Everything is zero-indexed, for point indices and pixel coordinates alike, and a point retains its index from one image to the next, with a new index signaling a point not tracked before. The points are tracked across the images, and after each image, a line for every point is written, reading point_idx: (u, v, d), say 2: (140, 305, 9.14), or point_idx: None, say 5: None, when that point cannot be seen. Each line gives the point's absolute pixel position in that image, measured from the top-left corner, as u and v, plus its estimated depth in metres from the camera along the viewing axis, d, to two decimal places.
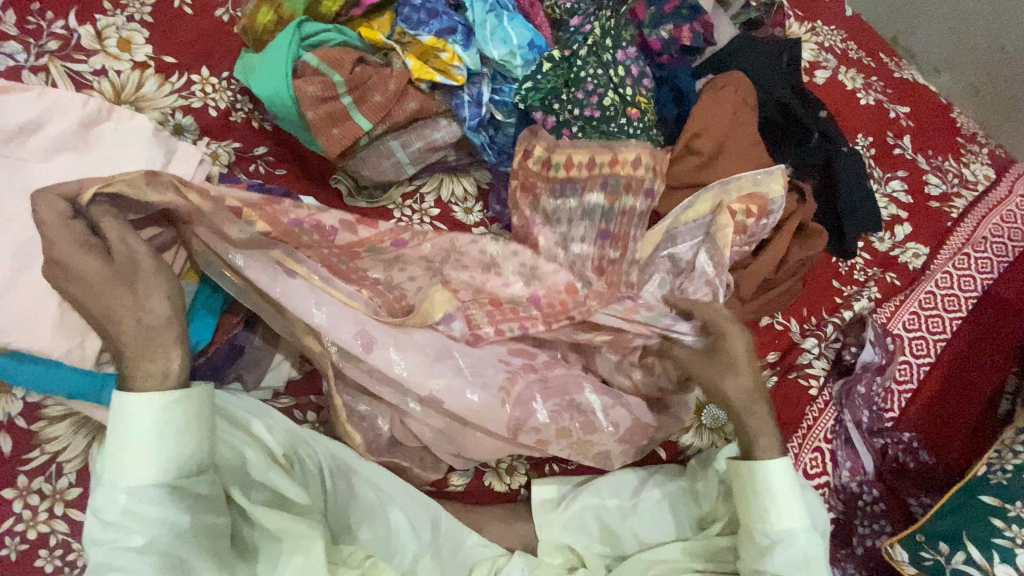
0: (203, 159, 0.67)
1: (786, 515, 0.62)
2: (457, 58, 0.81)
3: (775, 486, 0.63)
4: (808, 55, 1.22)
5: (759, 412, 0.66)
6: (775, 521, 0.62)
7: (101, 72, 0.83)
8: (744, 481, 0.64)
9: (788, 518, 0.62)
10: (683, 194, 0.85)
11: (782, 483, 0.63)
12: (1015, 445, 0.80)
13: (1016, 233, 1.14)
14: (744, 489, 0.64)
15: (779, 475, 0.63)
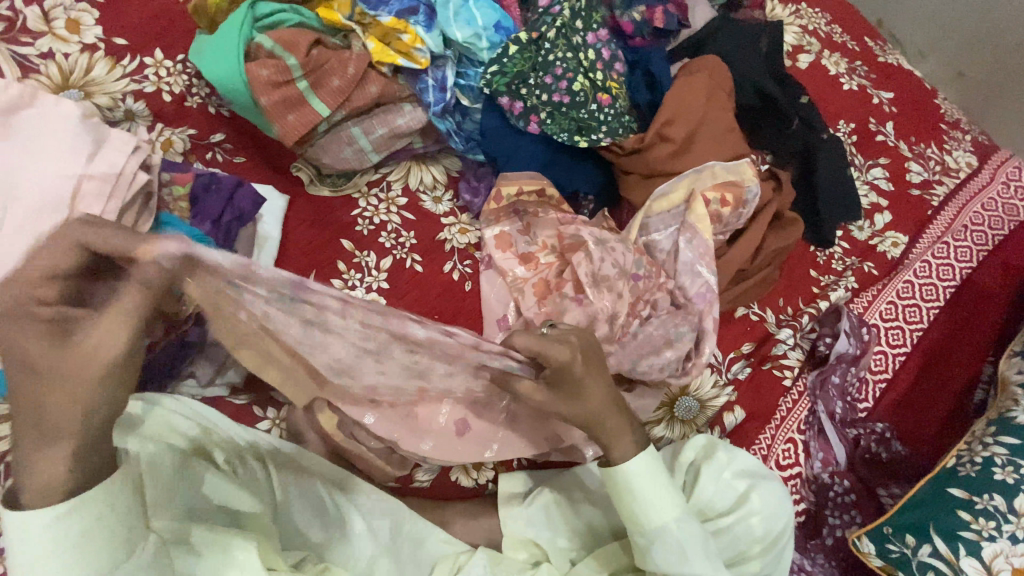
0: (140, 146, 0.62)
1: (657, 509, 0.61)
2: (419, 40, 0.77)
3: (640, 482, 0.61)
4: (791, 38, 1.20)
5: (609, 423, 0.61)
6: (643, 517, 0.61)
7: (48, 55, 0.79)
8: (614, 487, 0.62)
9: (659, 512, 0.60)
10: (657, 181, 0.84)
11: (644, 478, 0.61)
12: (985, 437, 0.80)
13: (996, 221, 1.13)
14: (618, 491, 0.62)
15: (643, 474, 0.61)
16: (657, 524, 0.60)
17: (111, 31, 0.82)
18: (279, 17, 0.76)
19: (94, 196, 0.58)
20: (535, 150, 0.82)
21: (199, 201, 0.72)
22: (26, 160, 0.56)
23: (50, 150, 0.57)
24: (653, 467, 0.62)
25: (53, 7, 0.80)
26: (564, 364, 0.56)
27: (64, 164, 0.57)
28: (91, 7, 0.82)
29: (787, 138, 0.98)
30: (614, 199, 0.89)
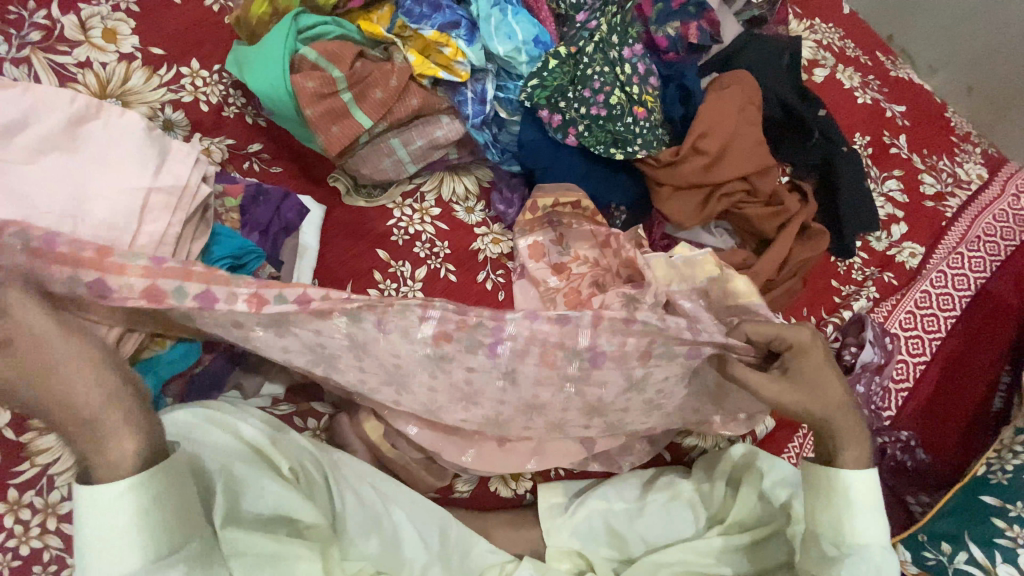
0: (202, 159, 0.62)
1: (867, 525, 0.60)
2: (460, 53, 0.78)
3: (863, 496, 0.60)
4: (807, 53, 1.22)
5: (841, 426, 0.61)
6: (852, 533, 0.60)
7: (85, 64, 0.79)
8: (822, 487, 0.62)
9: (866, 527, 0.59)
10: (687, 193, 0.85)
11: (861, 488, 0.60)
12: (1015, 445, 0.82)
13: (1008, 232, 1.15)
14: (820, 491, 0.62)
15: (862, 484, 0.60)
16: (861, 540, 0.59)
17: (148, 41, 0.82)
18: (321, 29, 0.76)
19: (160, 208, 0.58)
20: (573, 161, 0.83)
21: (249, 212, 0.73)
22: (95, 173, 0.57)
23: (119, 163, 0.58)
24: (872, 483, 0.61)
25: (91, 17, 0.80)
26: (801, 347, 0.61)
27: (131, 177, 0.57)
28: (128, 18, 0.82)
29: (809, 150, 1.00)
30: (644, 210, 0.91)
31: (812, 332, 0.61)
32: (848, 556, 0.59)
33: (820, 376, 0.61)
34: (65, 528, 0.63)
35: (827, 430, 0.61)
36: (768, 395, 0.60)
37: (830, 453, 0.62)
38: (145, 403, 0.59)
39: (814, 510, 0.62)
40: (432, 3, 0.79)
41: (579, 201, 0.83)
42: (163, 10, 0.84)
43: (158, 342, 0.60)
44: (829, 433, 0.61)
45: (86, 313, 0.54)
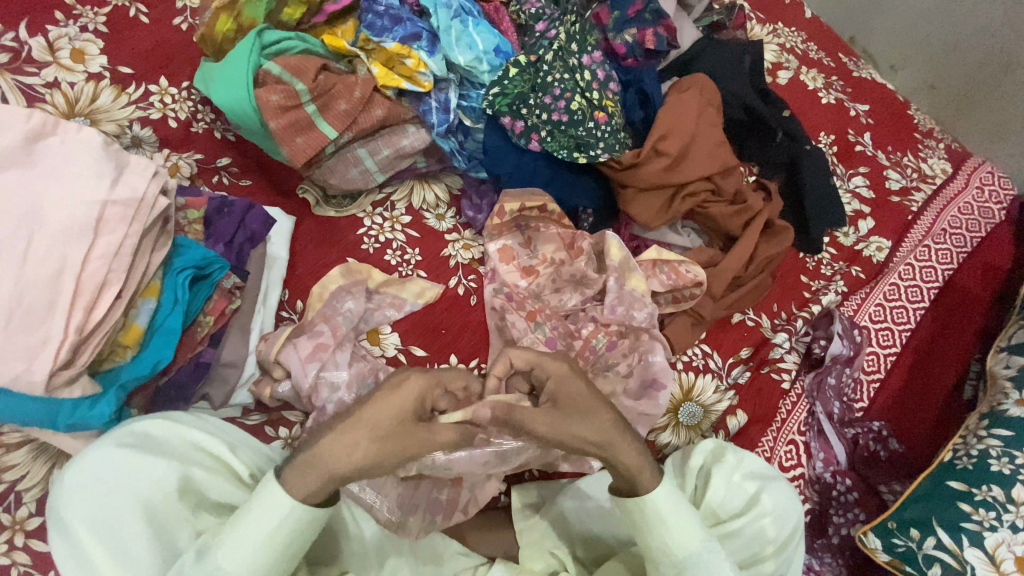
0: (159, 172, 0.63)
1: (683, 534, 0.61)
2: (422, 64, 0.80)
3: (672, 511, 0.61)
4: (770, 56, 1.25)
5: (617, 446, 0.60)
6: (674, 548, 0.61)
7: (53, 85, 0.79)
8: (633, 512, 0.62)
9: (683, 542, 0.60)
10: (650, 194, 0.87)
11: (666, 502, 0.61)
12: (979, 431, 0.83)
13: (973, 224, 1.18)
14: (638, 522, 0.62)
15: (666, 499, 0.61)
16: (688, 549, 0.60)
17: (116, 61, 0.83)
18: (285, 44, 0.78)
19: (117, 220, 0.59)
20: (538, 166, 0.84)
21: (212, 224, 0.74)
22: (51, 187, 0.58)
23: (75, 177, 0.59)
24: (675, 491, 0.62)
25: (59, 38, 0.81)
26: (556, 377, 0.63)
27: (87, 190, 0.58)
28: (97, 38, 0.83)
29: (773, 149, 1.02)
30: (611, 213, 0.93)
31: (565, 366, 0.64)
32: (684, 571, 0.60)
33: (584, 403, 0.61)
34: (32, 543, 0.62)
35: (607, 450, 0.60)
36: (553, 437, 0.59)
37: (623, 478, 0.61)
38: (106, 411, 0.60)
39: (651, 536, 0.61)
40: (393, 16, 0.81)
41: (545, 205, 0.85)
42: (132, 30, 0.85)
43: (119, 353, 0.63)
44: (607, 458, 0.61)
45: (40, 325, 0.55)
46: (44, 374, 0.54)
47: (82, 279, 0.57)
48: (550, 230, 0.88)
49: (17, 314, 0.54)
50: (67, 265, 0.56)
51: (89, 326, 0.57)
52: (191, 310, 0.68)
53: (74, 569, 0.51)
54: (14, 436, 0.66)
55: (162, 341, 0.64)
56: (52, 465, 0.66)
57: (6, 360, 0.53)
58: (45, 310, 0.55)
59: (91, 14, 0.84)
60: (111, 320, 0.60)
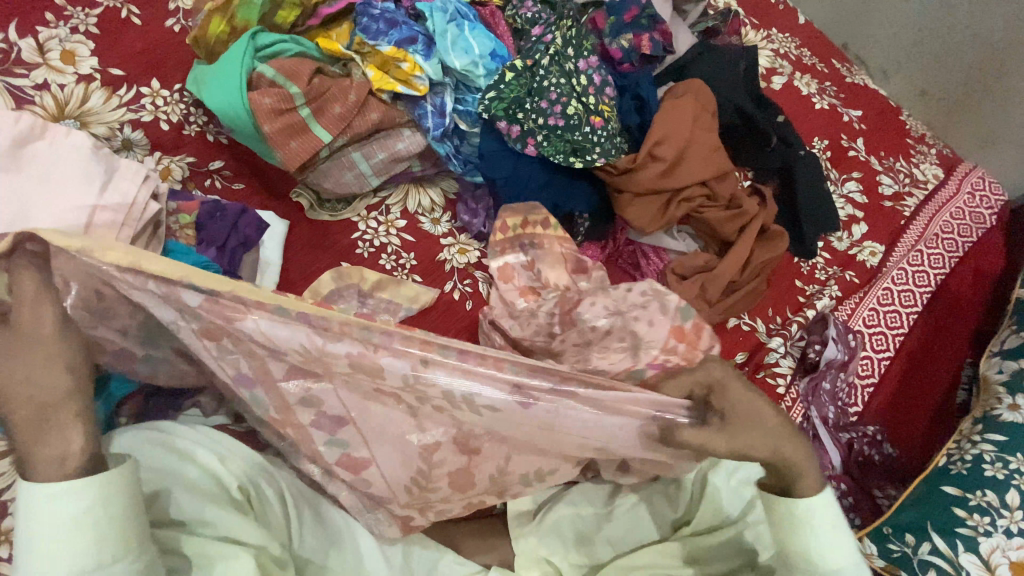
0: (149, 176, 0.62)
1: (835, 547, 0.52)
2: (418, 68, 0.80)
3: (827, 521, 0.52)
4: (764, 61, 1.26)
5: (789, 452, 0.53)
6: (820, 558, 0.52)
7: (43, 87, 0.78)
8: (779, 514, 0.54)
9: (834, 552, 0.51)
10: (646, 199, 0.87)
11: (828, 511, 0.53)
12: (972, 436, 0.84)
13: (964, 229, 1.19)
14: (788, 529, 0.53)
15: (819, 509, 0.52)
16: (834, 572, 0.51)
17: (107, 62, 0.82)
18: (279, 47, 0.77)
19: (106, 226, 0.58)
20: (534, 171, 0.84)
21: (203, 229, 0.73)
22: (39, 193, 0.57)
23: (64, 183, 0.58)
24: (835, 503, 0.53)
25: (49, 39, 0.80)
26: (715, 382, 0.56)
27: (76, 195, 0.58)
28: (87, 40, 0.82)
29: (767, 154, 1.03)
30: (608, 217, 0.92)
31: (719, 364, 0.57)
32: None
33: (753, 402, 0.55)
34: None
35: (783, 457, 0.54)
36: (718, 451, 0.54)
37: (788, 483, 0.54)
38: None
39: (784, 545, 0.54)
40: (389, 20, 0.80)
41: (548, 218, 0.86)
42: (123, 32, 0.84)
43: None
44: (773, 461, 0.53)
45: None
46: None
47: None
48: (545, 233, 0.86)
49: None
50: None
51: None
52: None
53: None
54: None
55: None
56: None
57: None
58: None
59: (81, 15, 0.83)
60: None
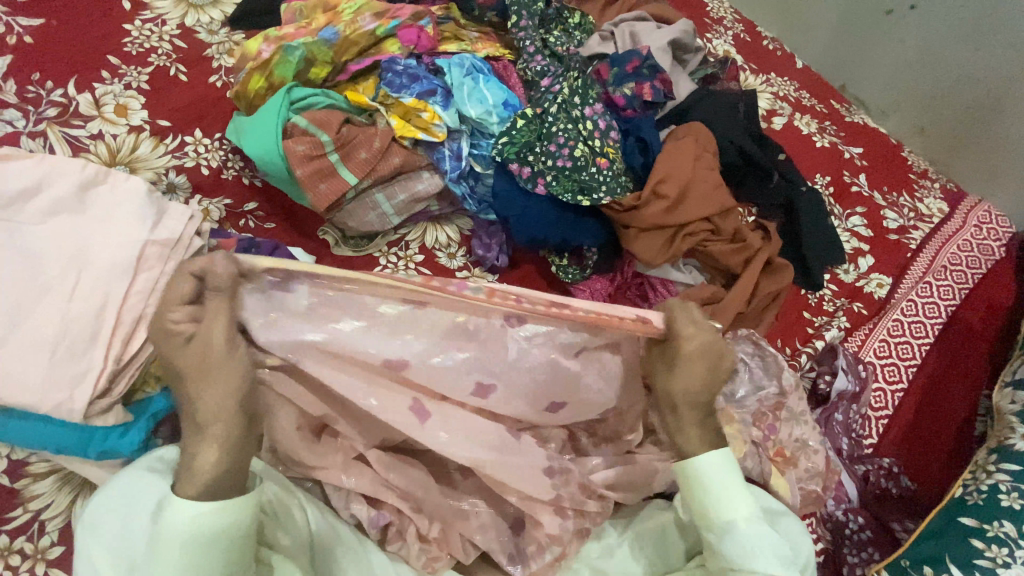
0: (193, 216, 0.69)
1: (731, 501, 0.58)
2: (437, 117, 0.87)
3: (715, 479, 0.58)
4: (764, 104, 1.32)
5: (682, 417, 0.62)
6: (714, 513, 0.58)
7: (98, 136, 0.87)
8: (681, 479, 0.60)
9: (727, 507, 0.57)
10: (651, 233, 0.91)
11: (723, 472, 0.59)
12: (988, 465, 0.85)
13: (973, 261, 1.20)
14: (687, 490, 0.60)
15: (714, 468, 0.59)
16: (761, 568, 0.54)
17: (155, 115, 0.91)
18: (311, 100, 0.85)
19: (155, 258, 0.65)
20: (544, 209, 0.88)
21: None
22: (95, 229, 0.64)
23: (120, 222, 0.65)
24: (729, 465, 0.59)
25: (105, 95, 0.90)
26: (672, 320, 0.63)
27: (130, 231, 0.64)
28: (138, 95, 0.92)
29: (770, 190, 1.07)
30: (615, 251, 0.97)
31: (709, 332, 0.62)
32: (721, 539, 0.57)
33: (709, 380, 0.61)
34: (53, 572, 0.65)
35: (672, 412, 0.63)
36: (689, 431, 0.62)
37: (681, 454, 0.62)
38: (136, 438, 0.66)
39: (687, 423, 0.62)
40: (411, 75, 0.88)
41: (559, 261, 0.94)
42: (171, 87, 0.94)
43: (152, 384, 0.67)
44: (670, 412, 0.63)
45: (82, 356, 0.60)
46: (84, 402, 0.60)
47: (122, 313, 0.63)
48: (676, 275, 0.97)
49: (61, 347, 0.60)
50: (109, 299, 0.62)
51: (126, 356, 0.63)
52: None
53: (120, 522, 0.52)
54: (42, 465, 0.69)
55: None
56: (75, 496, 0.69)
57: (51, 387, 0.59)
58: (86, 341, 0.60)
59: (135, 73, 0.93)
60: (146, 352, 0.65)
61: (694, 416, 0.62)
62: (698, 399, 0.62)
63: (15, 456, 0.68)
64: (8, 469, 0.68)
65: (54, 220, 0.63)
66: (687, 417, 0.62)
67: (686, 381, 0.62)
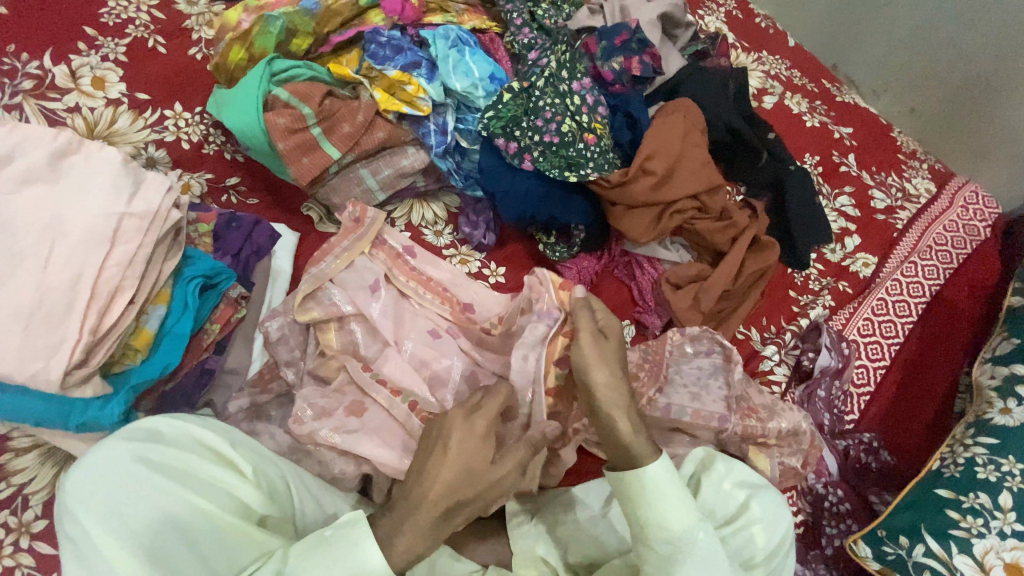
0: (172, 187, 0.69)
1: (679, 514, 0.56)
2: (422, 90, 0.85)
3: (659, 488, 0.57)
4: (755, 82, 1.31)
5: (616, 413, 0.62)
6: (665, 524, 0.56)
7: (74, 109, 0.85)
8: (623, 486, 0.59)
9: (677, 519, 0.56)
10: (638, 211, 0.91)
11: (669, 479, 0.58)
12: (965, 439, 0.87)
13: (957, 241, 1.21)
14: (631, 498, 0.58)
15: (659, 479, 0.57)
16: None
17: (134, 87, 0.89)
18: (293, 72, 0.83)
19: (133, 231, 0.64)
20: (531, 185, 0.87)
21: (222, 237, 0.80)
22: (71, 200, 0.63)
23: (95, 193, 0.64)
24: (674, 475, 0.58)
25: (81, 66, 0.87)
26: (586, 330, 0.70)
27: (106, 202, 0.63)
28: (116, 67, 0.89)
29: (759, 169, 1.06)
30: (602, 230, 0.97)
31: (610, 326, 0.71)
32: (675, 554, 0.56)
33: (605, 355, 0.66)
34: (37, 546, 0.65)
35: (606, 412, 0.63)
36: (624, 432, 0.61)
37: (626, 453, 0.60)
38: (116, 411, 0.65)
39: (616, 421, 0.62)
40: (395, 46, 0.86)
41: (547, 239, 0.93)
42: (149, 59, 0.91)
43: (130, 356, 0.68)
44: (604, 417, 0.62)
45: (59, 326, 0.59)
46: (61, 373, 0.59)
47: (98, 285, 0.62)
48: (663, 256, 0.98)
49: (36, 317, 0.59)
50: (86, 270, 0.61)
51: (102, 328, 0.62)
52: (199, 316, 0.74)
53: (100, 500, 0.51)
54: (25, 440, 0.69)
55: (168, 345, 0.70)
56: (60, 469, 0.69)
57: (26, 358, 0.58)
58: (64, 311, 0.60)
59: (112, 45, 0.90)
60: (123, 324, 0.65)
61: (623, 409, 0.62)
62: (623, 395, 0.64)
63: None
64: None
65: (25, 189, 0.62)
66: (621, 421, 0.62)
67: (606, 380, 0.64)
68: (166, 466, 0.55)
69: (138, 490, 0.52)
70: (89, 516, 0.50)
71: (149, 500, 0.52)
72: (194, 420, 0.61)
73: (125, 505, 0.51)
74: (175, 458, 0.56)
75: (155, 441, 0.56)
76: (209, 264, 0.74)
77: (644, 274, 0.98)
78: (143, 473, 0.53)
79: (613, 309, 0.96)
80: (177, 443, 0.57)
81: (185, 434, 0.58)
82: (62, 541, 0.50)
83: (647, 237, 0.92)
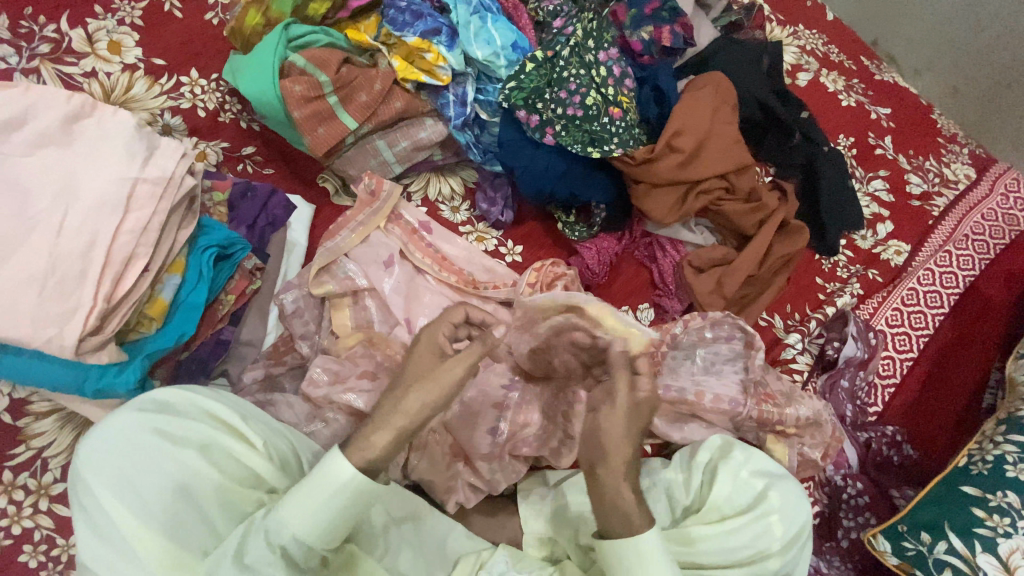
0: (186, 153, 0.67)
1: None
2: (441, 58, 0.82)
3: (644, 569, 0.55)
4: (790, 58, 1.24)
5: (612, 489, 0.57)
6: None
7: (91, 74, 0.84)
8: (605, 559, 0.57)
9: None
10: (663, 190, 0.88)
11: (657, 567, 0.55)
12: (995, 436, 0.84)
13: (996, 231, 1.15)
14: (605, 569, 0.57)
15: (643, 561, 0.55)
16: None
17: (150, 52, 0.87)
18: (310, 38, 0.81)
19: (146, 197, 0.63)
20: (552, 160, 0.84)
21: (236, 207, 0.80)
22: (83, 165, 0.62)
23: (108, 158, 0.63)
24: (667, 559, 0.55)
25: (97, 30, 0.86)
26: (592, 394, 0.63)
27: (119, 168, 0.62)
28: (132, 31, 0.87)
29: (791, 149, 1.01)
30: (623, 209, 0.93)
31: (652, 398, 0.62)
32: None
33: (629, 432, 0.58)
34: (56, 508, 0.66)
35: (599, 482, 0.58)
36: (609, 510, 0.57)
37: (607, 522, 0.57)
38: (131, 378, 0.66)
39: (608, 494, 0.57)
40: (415, 12, 0.83)
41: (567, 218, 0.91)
42: (165, 23, 0.89)
43: (145, 325, 0.68)
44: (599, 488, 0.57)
45: (73, 293, 0.59)
46: (75, 339, 0.59)
47: (112, 252, 0.61)
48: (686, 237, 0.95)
49: (50, 283, 0.58)
50: (99, 237, 0.61)
51: (117, 295, 0.62)
52: (213, 287, 0.74)
53: (111, 471, 0.52)
54: (44, 404, 0.69)
55: (183, 314, 0.70)
56: (77, 435, 0.70)
57: (41, 323, 0.58)
58: (78, 277, 0.59)
59: (128, 8, 0.88)
60: (138, 292, 0.64)
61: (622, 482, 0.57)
62: (629, 466, 0.58)
63: (18, 394, 0.68)
64: (11, 407, 0.68)
65: (39, 152, 0.61)
66: (614, 497, 0.57)
67: (615, 451, 0.58)
68: (174, 438, 0.54)
69: (147, 463, 0.52)
70: (104, 487, 0.51)
71: (157, 474, 0.52)
72: (205, 390, 0.60)
73: (136, 477, 0.52)
74: (181, 431, 0.55)
75: (163, 413, 0.55)
76: (223, 234, 0.73)
77: (665, 255, 0.95)
78: (151, 446, 0.53)
79: (631, 292, 0.94)
80: (186, 415, 0.56)
81: (194, 405, 0.57)
82: (79, 506, 0.52)
83: (671, 217, 0.89)
